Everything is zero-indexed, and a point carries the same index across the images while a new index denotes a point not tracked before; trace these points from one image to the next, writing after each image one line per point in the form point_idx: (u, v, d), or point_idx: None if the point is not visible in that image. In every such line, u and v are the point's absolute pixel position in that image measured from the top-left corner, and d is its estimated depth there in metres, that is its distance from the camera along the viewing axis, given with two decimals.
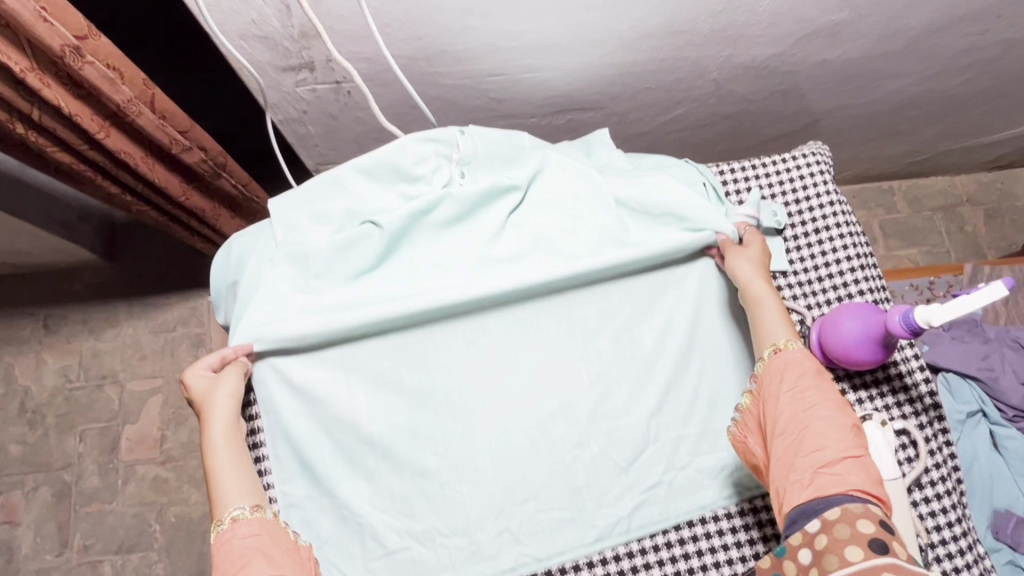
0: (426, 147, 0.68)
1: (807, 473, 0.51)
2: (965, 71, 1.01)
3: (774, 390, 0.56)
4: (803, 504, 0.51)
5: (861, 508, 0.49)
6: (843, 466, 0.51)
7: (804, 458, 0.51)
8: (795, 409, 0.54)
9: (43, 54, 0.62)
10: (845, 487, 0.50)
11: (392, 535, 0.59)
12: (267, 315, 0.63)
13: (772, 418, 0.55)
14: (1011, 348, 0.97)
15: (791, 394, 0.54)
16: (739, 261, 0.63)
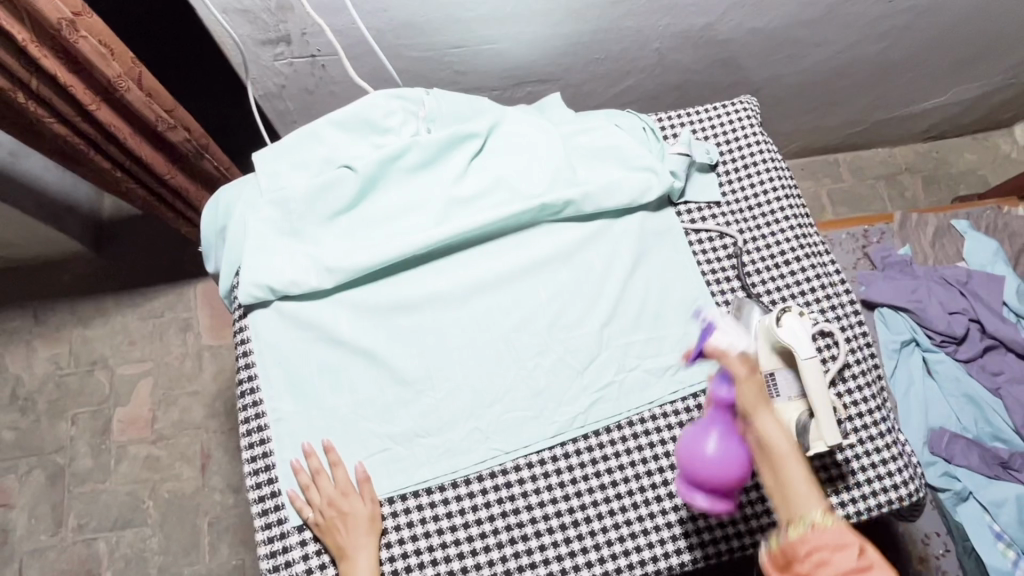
0: (394, 103, 0.76)
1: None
2: (883, 38, 1.12)
3: (803, 547, 0.47)
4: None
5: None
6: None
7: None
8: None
9: (42, 28, 0.67)
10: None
11: (374, 438, 0.66)
12: (254, 250, 0.69)
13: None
14: (938, 283, 1.07)
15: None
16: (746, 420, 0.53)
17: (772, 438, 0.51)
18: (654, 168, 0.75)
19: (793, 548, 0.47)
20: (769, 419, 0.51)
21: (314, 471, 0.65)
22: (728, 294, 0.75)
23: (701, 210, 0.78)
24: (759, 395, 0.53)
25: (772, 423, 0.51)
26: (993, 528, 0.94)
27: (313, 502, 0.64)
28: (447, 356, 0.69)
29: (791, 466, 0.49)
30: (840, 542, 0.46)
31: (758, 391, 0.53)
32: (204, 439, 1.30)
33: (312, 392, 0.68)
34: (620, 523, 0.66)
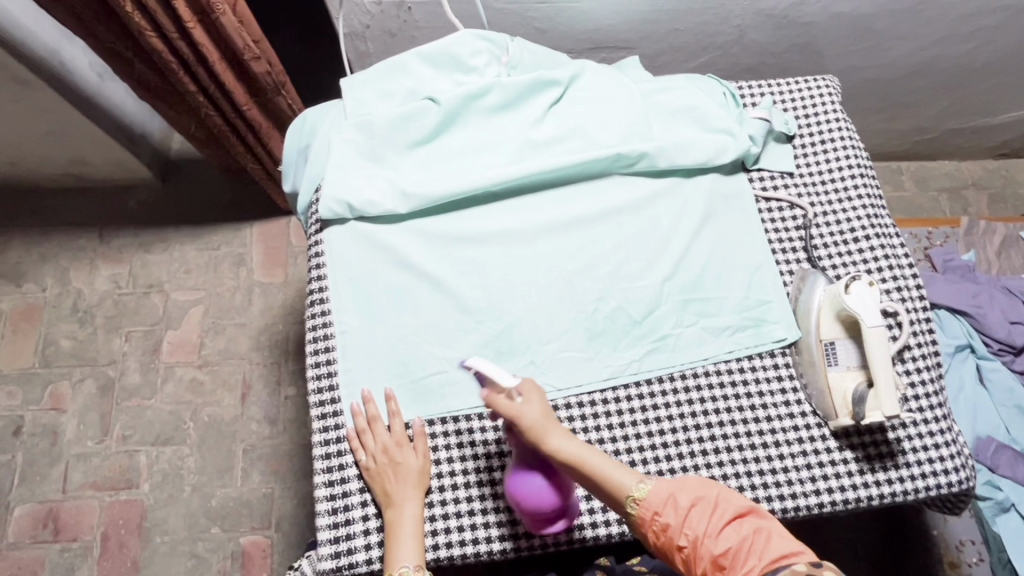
0: (480, 44, 0.78)
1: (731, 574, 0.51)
2: (970, 38, 1.09)
3: (651, 522, 0.55)
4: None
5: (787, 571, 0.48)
6: (753, 547, 0.51)
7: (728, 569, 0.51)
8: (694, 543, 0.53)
9: None
10: (764, 564, 0.50)
11: (433, 360, 0.68)
12: (336, 169, 0.72)
13: (675, 548, 0.54)
14: (1000, 291, 1.04)
15: (682, 534, 0.54)
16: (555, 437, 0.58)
17: (569, 452, 0.58)
18: (733, 130, 0.76)
19: (651, 522, 0.55)
20: (558, 437, 0.58)
21: (366, 419, 0.65)
22: (793, 264, 0.74)
23: (773, 179, 0.77)
24: (547, 421, 0.58)
25: (562, 439, 0.58)
26: None
27: (363, 448, 0.64)
28: (511, 290, 0.71)
29: (603, 468, 0.58)
30: (663, 503, 0.55)
31: (547, 418, 0.59)
32: (248, 370, 1.35)
33: (376, 310, 0.69)
34: (663, 471, 0.67)
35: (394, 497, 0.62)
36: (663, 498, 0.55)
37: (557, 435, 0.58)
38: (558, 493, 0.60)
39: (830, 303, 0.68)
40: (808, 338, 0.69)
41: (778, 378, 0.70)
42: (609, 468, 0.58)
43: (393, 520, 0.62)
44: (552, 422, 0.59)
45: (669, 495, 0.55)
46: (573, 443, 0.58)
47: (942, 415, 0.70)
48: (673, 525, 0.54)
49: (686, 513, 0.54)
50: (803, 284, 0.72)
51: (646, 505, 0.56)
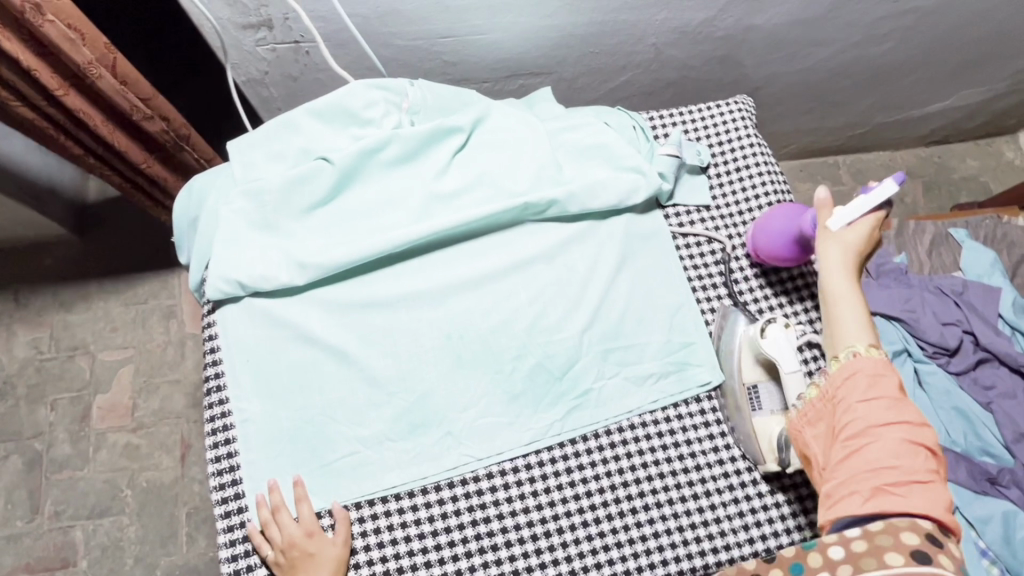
0: (376, 93, 0.74)
1: (866, 485, 0.51)
2: (888, 38, 1.08)
3: (842, 374, 0.55)
4: (859, 513, 0.51)
5: (906, 520, 0.48)
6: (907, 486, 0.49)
7: (864, 474, 0.51)
8: (861, 426, 0.53)
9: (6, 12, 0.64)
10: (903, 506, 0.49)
11: (343, 442, 0.64)
12: (226, 245, 0.67)
13: (838, 418, 0.54)
14: (932, 292, 1.05)
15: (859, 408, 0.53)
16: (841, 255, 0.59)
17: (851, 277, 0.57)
18: (643, 169, 0.73)
19: (832, 379, 0.56)
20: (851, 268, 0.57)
21: (273, 510, 0.62)
22: (713, 302, 0.73)
23: (689, 214, 0.76)
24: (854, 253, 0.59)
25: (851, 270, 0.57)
26: (979, 544, 0.91)
27: (274, 541, 0.61)
28: (422, 358, 0.67)
29: (851, 323, 0.57)
30: (876, 375, 0.54)
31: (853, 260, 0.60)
32: (186, 428, 1.28)
33: (280, 392, 0.65)
34: (593, 535, 0.64)
35: None
36: (874, 371, 0.54)
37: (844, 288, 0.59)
38: (794, 252, 0.69)
39: (749, 345, 0.66)
40: (732, 380, 0.67)
41: (705, 424, 0.68)
42: (854, 306, 0.55)
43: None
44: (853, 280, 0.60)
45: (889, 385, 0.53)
46: (840, 266, 0.59)
47: None
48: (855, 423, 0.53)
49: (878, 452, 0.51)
50: (724, 322, 0.70)
51: (847, 365, 0.55)
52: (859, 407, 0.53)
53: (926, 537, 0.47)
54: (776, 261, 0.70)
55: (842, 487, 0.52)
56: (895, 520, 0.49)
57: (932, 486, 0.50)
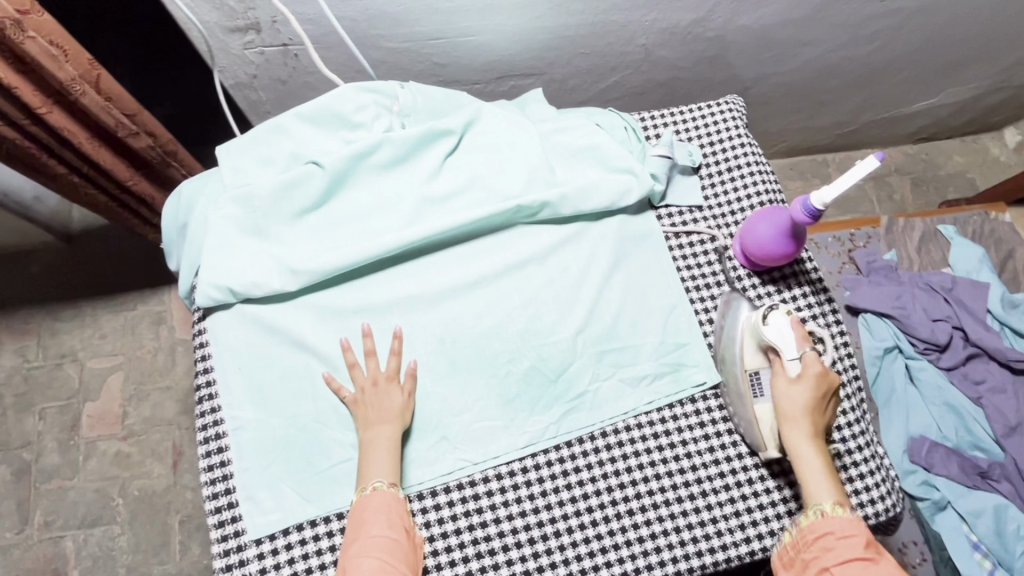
0: (366, 97, 0.73)
1: None
2: (875, 38, 1.08)
3: (815, 532, 0.57)
4: None
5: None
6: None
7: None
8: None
9: None
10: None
11: (337, 448, 0.64)
12: (215, 252, 0.67)
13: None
14: (922, 289, 1.06)
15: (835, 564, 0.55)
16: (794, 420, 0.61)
17: (802, 451, 0.60)
18: (635, 170, 0.73)
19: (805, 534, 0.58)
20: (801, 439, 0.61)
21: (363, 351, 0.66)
22: (707, 301, 0.73)
23: (682, 215, 0.76)
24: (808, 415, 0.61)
25: (805, 442, 0.61)
26: (970, 537, 0.93)
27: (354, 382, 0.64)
28: (416, 363, 0.67)
29: (819, 475, 0.60)
30: (844, 529, 0.56)
31: (823, 403, 0.62)
32: (177, 436, 1.27)
33: (273, 399, 0.65)
34: (591, 538, 0.64)
35: (381, 419, 0.62)
36: (846, 531, 0.56)
37: (811, 432, 0.61)
38: (786, 250, 0.69)
39: (751, 333, 0.66)
40: (730, 368, 0.67)
41: (700, 424, 0.69)
42: (813, 476, 0.60)
43: (368, 469, 0.61)
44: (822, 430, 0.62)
45: (858, 533, 0.56)
46: (807, 418, 0.61)
47: (865, 443, 0.70)
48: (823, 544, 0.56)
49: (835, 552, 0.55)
50: (728, 314, 0.69)
51: (817, 523, 0.58)
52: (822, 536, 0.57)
53: None
54: (767, 261, 0.70)
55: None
56: None
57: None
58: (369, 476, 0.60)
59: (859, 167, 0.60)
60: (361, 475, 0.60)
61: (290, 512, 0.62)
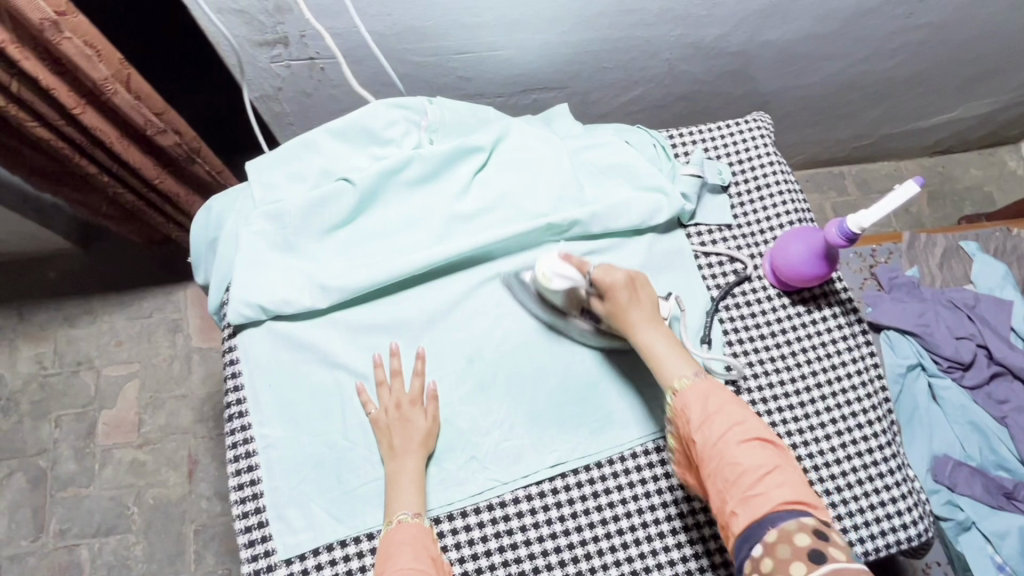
0: (396, 113, 0.73)
1: (736, 494, 0.51)
2: (897, 54, 1.08)
3: (680, 412, 0.57)
4: (746, 528, 0.50)
5: (794, 522, 0.48)
6: (766, 482, 0.51)
7: (728, 487, 0.52)
8: (708, 446, 0.54)
9: (22, 29, 0.63)
10: (771, 505, 0.50)
11: (366, 466, 0.63)
12: (247, 269, 0.67)
13: (693, 453, 0.56)
14: (945, 306, 1.05)
15: (698, 431, 0.55)
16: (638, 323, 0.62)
17: (653, 345, 0.61)
18: (666, 189, 0.73)
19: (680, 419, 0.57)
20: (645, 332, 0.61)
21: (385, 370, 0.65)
22: (737, 320, 0.72)
23: (711, 233, 0.76)
24: (640, 314, 0.62)
25: (649, 334, 0.61)
26: (995, 559, 0.92)
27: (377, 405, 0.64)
28: (445, 381, 0.67)
29: (664, 358, 0.60)
30: (700, 395, 0.56)
31: (637, 295, 0.63)
32: (192, 444, 1.26)
33: (302, 417, 0.65)
34: (621, 560, 0.63)
35: (403, 449, 0.62)
36: (696, 395, 0.57)
37: (643, 324, 0.62)
38: (819, 271, 0.69)
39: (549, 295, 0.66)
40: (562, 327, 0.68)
41: None
42: (665, 355, 0.60)
43: (394, 501, 0.60)
44: (649, 313, 0.62)
45: (708, 394, 0.56)
46: (642, 311, 0.62)
47: (897, 466, 0.69)
48: (696, 422, 0.56)
49: (713, 417, 0.55)
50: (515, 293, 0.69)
51: (677, 401, 0.57)
52: (705, 429, 0.55)
53: (815, 534, 0.47)
54: (799, 281, 0.70)
55: (724, 512, 0.52)
56: (783, 522, 0.48)
57: (784, 471, 0.52)
58: (394, 508, 0.60)
59: (899, 190, 0.60)
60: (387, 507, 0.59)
61: (320, 531, 0.61)
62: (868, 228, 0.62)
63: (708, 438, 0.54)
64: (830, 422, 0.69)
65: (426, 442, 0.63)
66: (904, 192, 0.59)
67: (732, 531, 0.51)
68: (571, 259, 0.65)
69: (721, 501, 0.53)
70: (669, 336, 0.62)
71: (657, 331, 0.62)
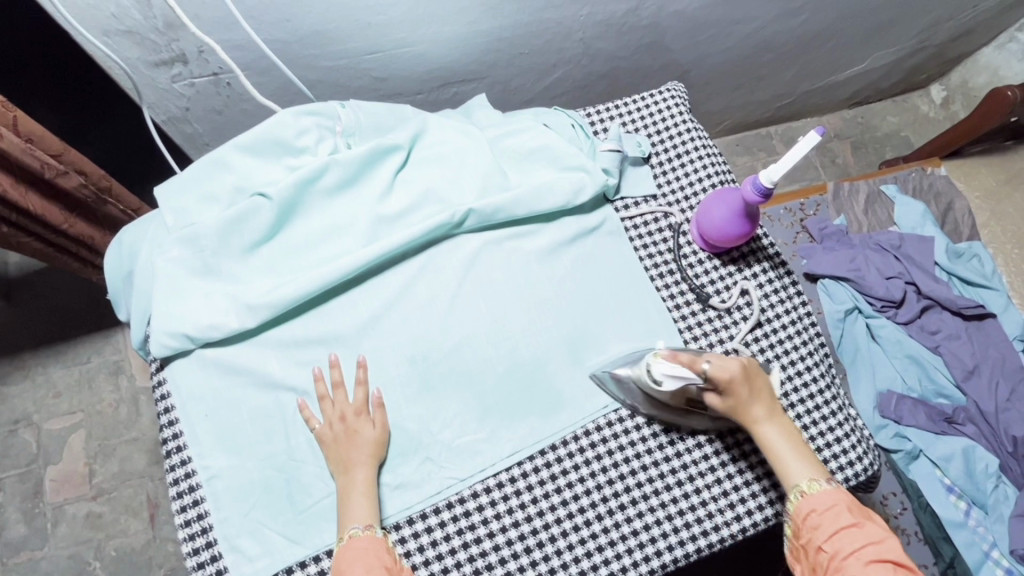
0: (307, 120, 0.71)
1: None
2: (802, 12, 1.11)
3: (800, 515, 0.58)
4: None
5: None
6: None
7: None
8: (836, 558, 0.54)
9: None
10: None
11: (318, 483, 0.62)
12: (168, 301, 0.64)
13: (813, 558, 0.56)
14: (873, 249, 1.10)
15: (826, 539, 0.55)
16: (767, 428, 0.61)
17: (776, 445, 0.60)
18: (587, 166, 0.73)
19: (801, 517, 0.58)
20: (771, 432, 0.61)
21: (332, 381, 0.64)
22: (673, 287, 0.74)
23: (637, 205, 0.77)
24: (762, 412, 0.61)
25: (774, 434, 0.61)
26: (944, 482, 0.97)
27: (325, 418, 0.63)
28: (389, 387, 0.66)
29: (789, 459, 0.60)
30: (829, 504, 0.57)
31: (755, 390, 0.61)
32: (150, 488, 1.21)
33: (244, 443, 0.63)
34: (585, 539, 0.64)
35: (356, 463, 0.61)
36: (828, 503, 0.57)
37: (767, 418, 0.61)
38: (744, 230, 0.70)
39: (653, 387, 0.64)
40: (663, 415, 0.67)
41: None
42: (790, 458, 0.60)
43: (347, 516, 0.59)
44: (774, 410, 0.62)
45: (836, 504, 0.57)
46: (769, 419, 0.61)
47: (837, 408, 0.72)
48: (824, 528, 0.56)
49: (840, 529, 0.55)
50: (610, 386, 0.67)
51: (803, 504, 0.58)
52: (835, 543, 0.55)
53: None
54: (726, 242, 0.72)
55: None
56: None
57: None
58: (346, 523, 0.59)
59: (802, 142, 0.61)
60: (337, 525, 0.58)
61: (277, 556, 0.60)
62: (780, 180, 0.63)
63: (835, 550, 0.55)
64: None
65: (377, 452, 0.62)
66: (809, 141, 0.61)
67: None
68: (680, 356, 0.62)
69: None
70: (794, 436, 0.61)
71: (784, 429, 0.61)
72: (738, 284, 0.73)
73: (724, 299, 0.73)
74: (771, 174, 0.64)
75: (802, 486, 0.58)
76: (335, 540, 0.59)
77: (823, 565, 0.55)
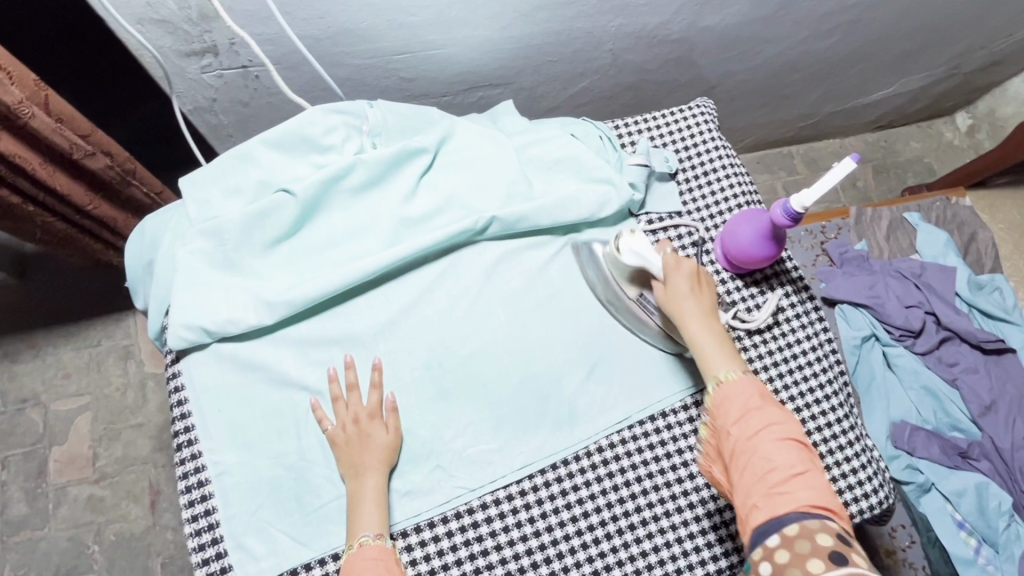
0: (334, 118, 0.71)
1: (761, 493, 0.50)
2: (833, 33, 1.10)
3: (716, 403, 0.56)
4: (767, 522, 0.49)
5: (818, 522, 0.47)
6: (792, 483, 0.50)
7: (755, 482, 0.51)
8: (743, 440, 0.53)
9: None
10: (796, 505, 0.49)
11: (327, 485, 0.61)
12: (187, 294, 0.64)
13: (722, 443, 0.55)
14: (894, 277, 1.09)
15: (734, 424, 0.54)
16: (695, 321, 0.61)
17: (703, 341, 0.60)
18: (613, 179, 0.72)
19: (716, 405, 0.56)
20: (701, 328, 0.60)
21: (347, 382, 0.64)
22: None
23: (662, 220, 0.76)
24: (702, 310, 0.61)
25: (704, 332, 0.60)
26: (955, 517, 0.95)
27: (338, 420, 0.62)
28: (403, 391, 0.65)
29: (712, 347, 0.59)
30: (740, 392, 0.56)
31: (700, 292, 0.63)
32: (152, 474, 1.21)
33: (254, 440, 0.62)
34: (593, 557, 0.63)
35: (367, 468, 0.60)
36: (740, 392, 0.55)
37: (699, 318, 0.61)
38: (769, 252, 0.69)
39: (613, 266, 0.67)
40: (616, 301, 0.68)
41: (694, 431, 0.68)
42: (713, 350, 0.59)
43: (356, 523, 0.58)
44: (708, 313, 0.62)
45: (750, 391, 0.56)
46: (706, 320, 0.61)
47: (855, 438, 0.71)
48: (732, 414, 0.55)
49: (748, 413, 0.54)
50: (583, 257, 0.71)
51: (719, 394, 0.56)
52: (744, 427, 0.53)
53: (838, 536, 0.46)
54: (750, 263, 0.71)
55: (745, 505, 0.51)
56: (805, 520, 0.47)
57: (811, 475, 0.50)
58: (355, 531, 0.58)
59: (837, 168, 0.60)
60: (346, 532, 0.58)
61: (283, 557, 0.59)
62: (812, 205, 0.62)
63: (742, 433, 0.53)
64: (789, 400, 0.70)
65: (389, 459, 0.61)
66: (844, 167, 0.60)
67: (750, 522, 0.50)
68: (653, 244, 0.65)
69: (745, 497, 0.51)
70: (727, 338, 0.61)
71: (715, 327, 0.61)
72: (760, 306, 0.72)
73: (746, 322, 0.71)
74: (802, 198, 0.63)
75: (720, 376, 0.57)
76: (342, 547, 0.58)
77: (732, 452, 0.53)
